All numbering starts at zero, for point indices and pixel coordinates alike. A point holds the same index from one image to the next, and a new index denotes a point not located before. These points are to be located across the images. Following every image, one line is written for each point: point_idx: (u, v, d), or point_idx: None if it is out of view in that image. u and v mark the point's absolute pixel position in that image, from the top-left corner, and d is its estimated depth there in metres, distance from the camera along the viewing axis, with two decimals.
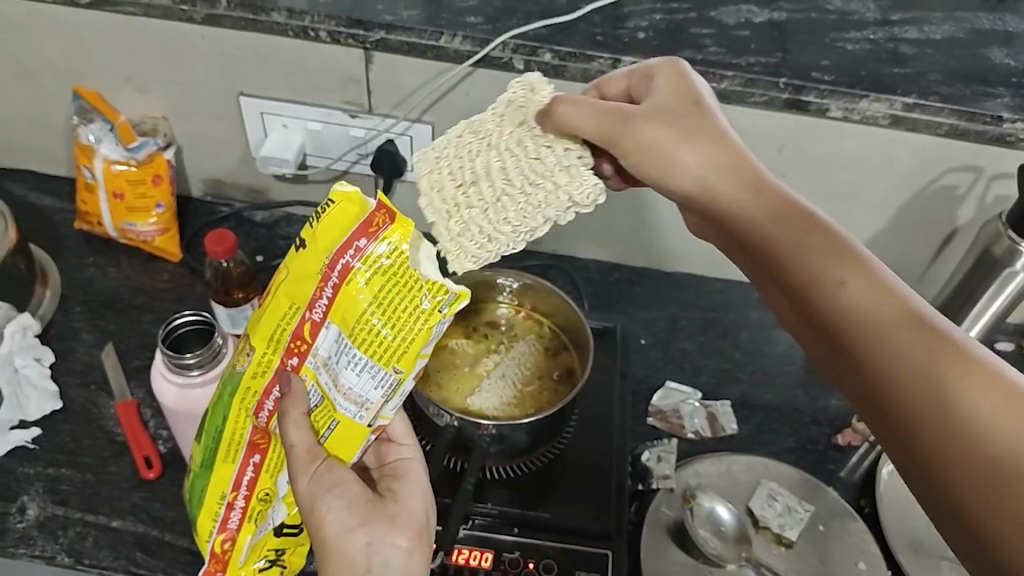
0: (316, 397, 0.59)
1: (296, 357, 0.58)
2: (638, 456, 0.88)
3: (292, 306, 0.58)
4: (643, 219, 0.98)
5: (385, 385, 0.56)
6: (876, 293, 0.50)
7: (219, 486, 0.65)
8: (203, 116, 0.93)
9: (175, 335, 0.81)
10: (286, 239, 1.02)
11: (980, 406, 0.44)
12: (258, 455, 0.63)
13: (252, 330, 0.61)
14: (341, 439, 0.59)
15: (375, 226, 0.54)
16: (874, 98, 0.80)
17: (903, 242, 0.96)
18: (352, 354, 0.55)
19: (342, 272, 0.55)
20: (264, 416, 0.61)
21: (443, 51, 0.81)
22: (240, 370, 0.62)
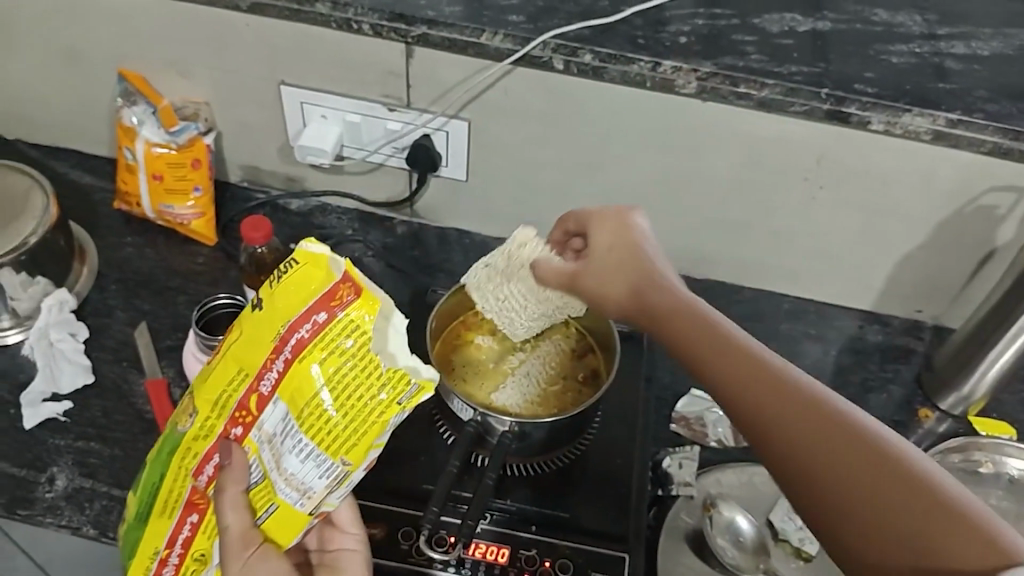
0: (257, 474, 0.59)
1: (241, 428, 0.59)
2: (659, 461, 0.88)
3: (242, 372, 0.58)
4: (676, 226, 0.98)
5: (331, 475, 0.55)
6: (823, 422, 0.50)
7: (152, 543, 0.64)
8: (244, 104, 0.94)
9: (212, 316, 0.84)
10: (320, 228, 1.03)
11: (944, 528, 0.44)
12: (196, 515, 0.62)
13: (197, 390, 0.62)
14: (279, 522, 0.59)
15: (337, 299, 0.54)
16: (917, 113, 0.79)
17: (940, 258, 0.94)
18: (298, 439, 0.55)
19: (297, 346, 0.55)
20: (202, 480, 0.61)
21: (484, 48, 0.82)
22: (180, 431, 0.62)
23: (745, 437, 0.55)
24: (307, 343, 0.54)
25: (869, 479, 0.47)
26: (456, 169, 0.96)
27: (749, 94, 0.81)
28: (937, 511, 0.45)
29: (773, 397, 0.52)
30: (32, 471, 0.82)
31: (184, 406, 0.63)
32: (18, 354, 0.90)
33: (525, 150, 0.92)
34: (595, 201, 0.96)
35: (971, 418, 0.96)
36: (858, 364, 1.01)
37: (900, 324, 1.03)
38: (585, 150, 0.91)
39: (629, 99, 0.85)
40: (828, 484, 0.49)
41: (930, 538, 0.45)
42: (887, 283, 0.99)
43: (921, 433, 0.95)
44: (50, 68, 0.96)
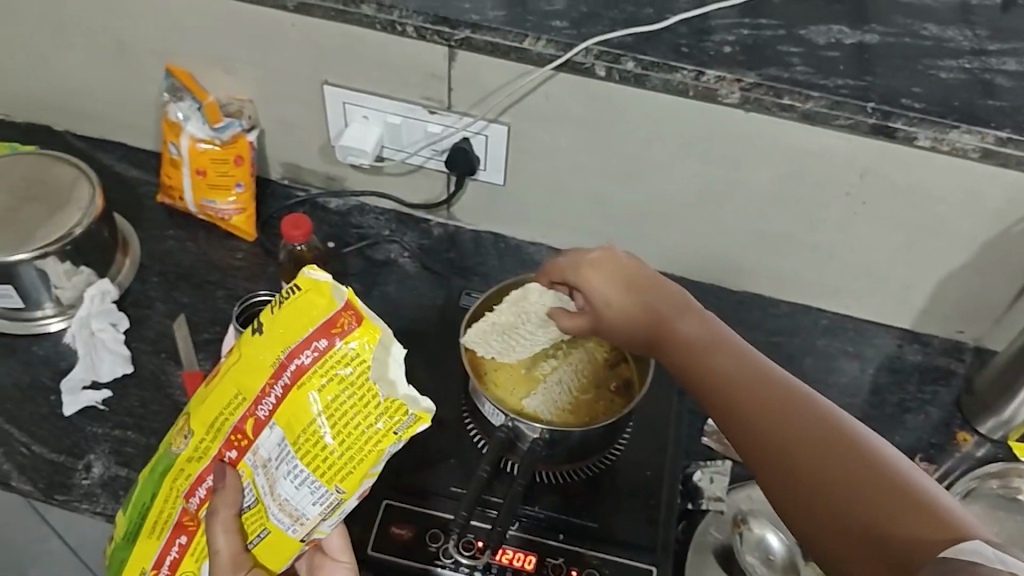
0: (250, 498, 0.58)
1: (235, 451, 0.59)
2: (689, 474, 0.88)
3: (237, 397, 0.58)
4: (715, 237, 0.97)
5: (324, 502, 0.54)
6: (811, 420, 0.56)
7: (140, 563, 0.64)
8: (288, 102, 0.95)
9: (252, 310, 0.85)
10: (358, 228, 1.03)
11: (908, 506, 0.48)
12: (185, 536, 0.62)
13: (193, 411, 0.62)
14: (271, 546, 0.59)
15: (338, 327, 0.53)
16: (965, 130, 0.78)
17: (985, 279, 0.92)
18: (292, 465, 0.55)
19: (296, 372, 0.54)
20: (194, 501, 0.61)
21: (527, 53, 0.81)
22: (176, 452, 0.63)
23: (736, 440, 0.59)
24: (306, 369, 0.54)
25: (846, 464, 0.52)
26: (494, 173, 0.96)
27: (793, 106, 0.80)
28: (904, 494, 0.49)
29: (772, 402, 0.58)
30: (70, 458, 0.84)
31: (179, 426, 0.64)
32: (60, 342, 0.92)
33: (564, 156, 0.92)
34: (633, 209, 0.96)
35: (1011, 443, 0.94)
36: (896, 384, 0.99)
37: (941, 344, 1.01)
38: (625, 157, 0.90)
39: (671, 107, 0.84)
40: (810, 472, 0.53)
41: (898, 515, 0.48)
42: (929, 302, 0.97)
43: (959, 456, 0.93)
44: (99, 63, 0.98)
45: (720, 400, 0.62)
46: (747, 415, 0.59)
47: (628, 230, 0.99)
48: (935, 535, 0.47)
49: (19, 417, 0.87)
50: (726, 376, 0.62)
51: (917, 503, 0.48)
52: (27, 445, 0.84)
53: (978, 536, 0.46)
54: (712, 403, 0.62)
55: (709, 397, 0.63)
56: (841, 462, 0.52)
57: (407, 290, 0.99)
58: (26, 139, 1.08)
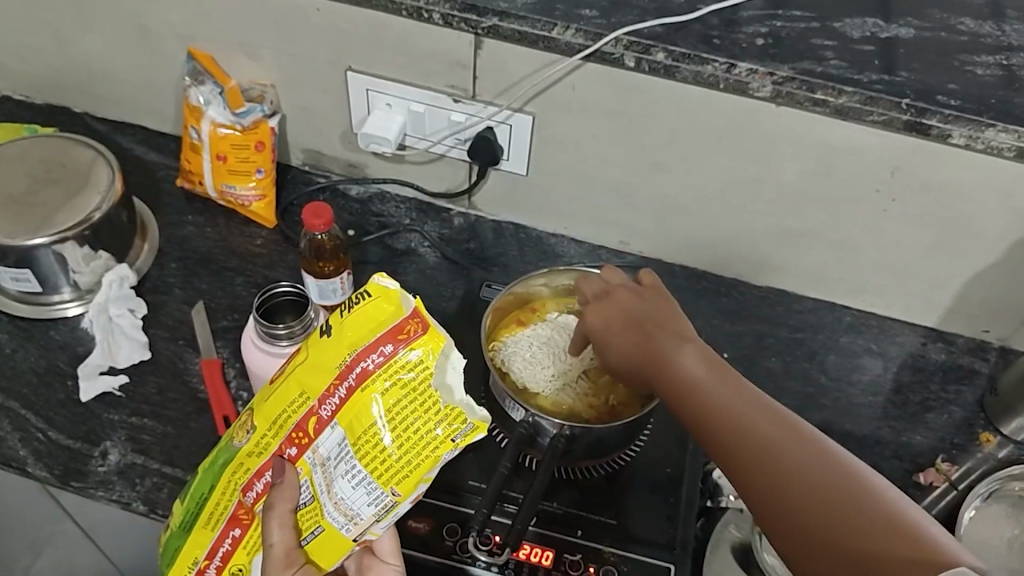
0: (307, 495, 0.58)
1: (295, 448, 0.58)
2: (709, 472, 0.87)
3: (302, 395, 0.58)
4: (739, 232, 0.96)
5: (379, 503, 0.55)
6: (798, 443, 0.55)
7: (195, 552, 0.64)
8: (310, 88, 0.94)
9: (273, 303, 0.81)
10: (378, 216, 1.02)
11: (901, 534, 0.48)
12: (238, 529, 0.62)
13: (258, 406, 0.62)
14: (322, 545, 0.58)
15: (405, 334, 0.53)
16: (1001, 128, 0.76)
17: (1013, 279, 0.91)
18: (351, 465, 0.55)
19: (360, 375, 0.54)
20: (250, 495, 0.61)
21: (555, 42, 0.80)
22: (237, 445, 0.63)
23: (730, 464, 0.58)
24: (371, 373, 0.54)
25: (843, 491, 0.51)
26: (517, 163, 0.94)
27: (826, 100, 0.78)
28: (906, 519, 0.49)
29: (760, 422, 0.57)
30: (86, 445, 0.83)
31: (242, 421, 0.64)
32: (78, 327, 0.92)
33: (589, 147, 0.91)
34: (656, 202, 0.95)
35: None
36: (919, 382, 0.97)
37: (965, 343, 1.00)
38: (650, 148, 0.89)
39: (700, 99, 0.83)
40: (802, 495, 0.52)
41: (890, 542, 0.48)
42: (955, 302, 0.96)
43: (980, 457, 0.92)
44: (121, 45, 0.97)
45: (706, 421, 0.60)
46: (734, 440, 0.57)
47: (652, 223, 0.97)
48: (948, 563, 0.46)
49: (36, 402, 0.86)
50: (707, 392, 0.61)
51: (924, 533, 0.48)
52: (44, 431, 0.84)
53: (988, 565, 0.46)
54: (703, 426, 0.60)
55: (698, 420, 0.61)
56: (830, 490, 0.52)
57: (426, 280, 0.98)
58: (44, 121, 1.07)
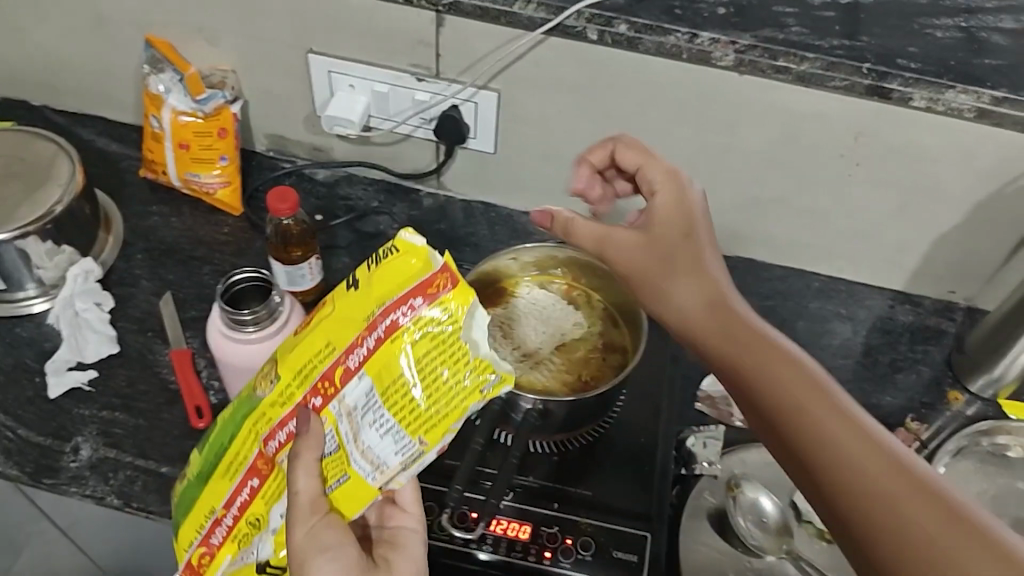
0: (332, 444, 0.57)
1: (320, 398, 0.58)
2: (683, 440, 0.87)
3: (330, 346, 0.58)
4: (708, 203, 0.96)
5: (407, 453, 0.55)
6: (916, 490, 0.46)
7: (212, 502, 0.65)
8: (271, 72, 0.92)
9: (235, 291, 0.78)
10: (346, 199, 1.02)
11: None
12: (257, 479, 0.62)
13: (282, 357, 0.61)
14: (348, 494, 0.58)
15: (434, 288, 0.53)
16: (961, 90, 0.77)
17: (977, 239, 0.92)
18: (379, 415, 0.55)
19: (389, 328, 0.54)
20: (273, 445, 0.60)
21: (516, 17, 0.80)
22: (259, 395, 0.62)
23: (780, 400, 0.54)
24: (400, 326, 0.54)
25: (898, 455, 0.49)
26: (484, 141, 0.94)
27: (788, 67, 0.79)
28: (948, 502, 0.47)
29: (873, 465, 0.48)
30: (57, 441, 0.82)
31: (265, 371, 0.63)
32: (44, 323, 0.91)
33: (555, 122, 0.90)
34: None
35: (1001, 402, 0.95)
36: (888, 344, 0.99)
37: (932, 305, 1.02)
38: (617, 122, 0.89)
39: (665, 71, 0.83)
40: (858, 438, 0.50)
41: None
42: (921, 264, 0.98)
43: (949, 415, 0.94)
44: (77, 35, 0.95)
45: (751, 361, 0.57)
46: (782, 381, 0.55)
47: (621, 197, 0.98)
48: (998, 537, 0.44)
49: (4, 400, 0.85)
50: (785, 396, 0.53)
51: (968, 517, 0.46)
52: (14, 429, 0.83)
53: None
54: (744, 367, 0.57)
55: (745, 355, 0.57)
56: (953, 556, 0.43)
57: None
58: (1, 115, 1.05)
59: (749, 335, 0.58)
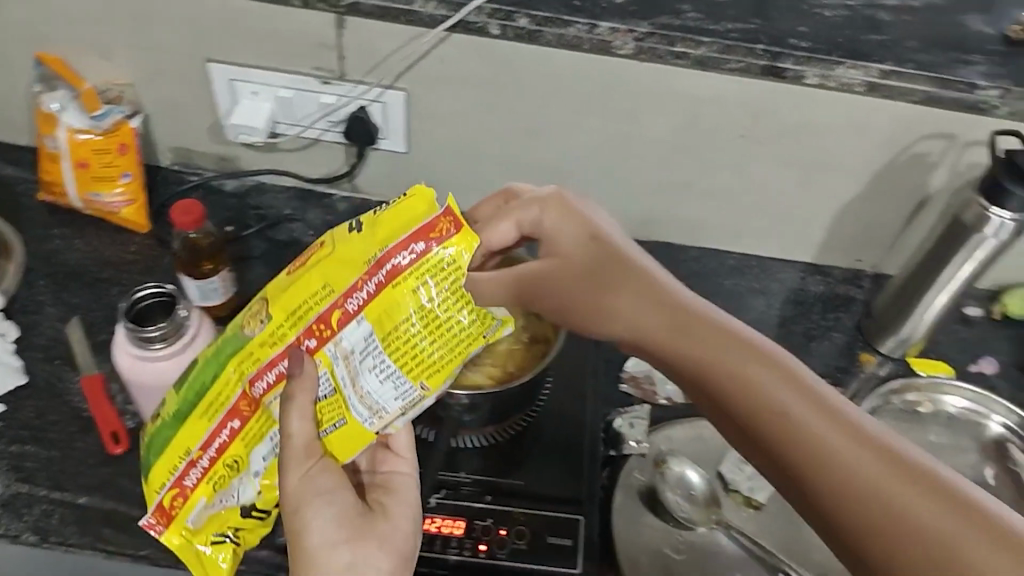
0: (327, 388, 0.62)
1: (314, 341, 0.62)
2: (611, 421, 0.90)
3: (326, 287, 0.62)
4: (620, 190, 0.98)
5: (406, 397, 0.62)
6: (906, 471, 0.50)
7: (187, 443, 0.67)
8: (170, 83, 0.90)
9: (141, 308, 0.72)
10: (257, 208, 1.00)
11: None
12: (237, 422, 0.65)
13: (273, 297, 0.64)
14: (341, 439, 0.63)
15: (438, 232, 0.60)
16: (850, 65, 0.81)
17: (877, 208, 0.96)
18: (379, 360, 0.61)
19: (391, 271, 0.60)
20: (259, 387, 0.63)
21: (417, 15, 0.80)
22: (246, 335, 0.65)
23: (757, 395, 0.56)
24: (403, 270, 0.60)
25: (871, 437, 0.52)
26: (395, 141, 0.93)
27: (686, 53, 0.81)
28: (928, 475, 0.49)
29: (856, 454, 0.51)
30: None
31: (252, 311, 0.65)
32: None
33: (465, 119, 0.91)
34: (539, 168, 0.95)
35: (909, 359, 1.00)
36: (801, 315, 1.03)
37: (841, 274, 1.05)
38: (527, 115, 0.90)
39: (569, 63, 0.84)
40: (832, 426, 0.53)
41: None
42: (826, 236, 1.01)
43: (861, 377, 0.98)
44: None
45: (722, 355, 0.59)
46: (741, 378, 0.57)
47: None
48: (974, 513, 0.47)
49: None
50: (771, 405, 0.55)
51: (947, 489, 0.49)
52: None
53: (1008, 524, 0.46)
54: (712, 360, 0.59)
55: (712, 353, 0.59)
56: (956, 531, 0.47)
57: None
58: None
59: (713, 335, 0.60)
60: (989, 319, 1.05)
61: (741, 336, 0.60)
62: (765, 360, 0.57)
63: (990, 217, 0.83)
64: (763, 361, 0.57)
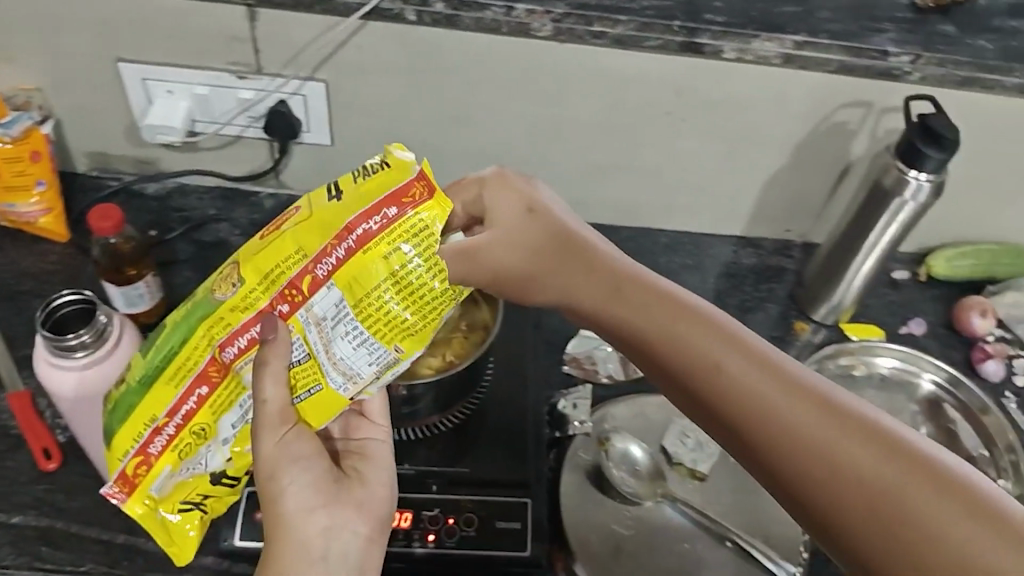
0: (300, 353, 0.59)
1: (287, 306, 0.58)
2: (555, 404, 0.90)
3: (298, 251, 0.58)
4: (550, 173, 0.98)
5: (380, 361, 0.60)
6: (857, 430, 0.51)
7: (150, 410, 0.62)
8: (80, 85, 0.88)
9: (58, 316, 0.70)
10: (181, 211, 0.98)
11: (1001, 536, 0.45)
12: (205, 388, 0.61)
13: (245, 257, 0.60)
14: (314, 405, 0.61)
15: (411, 197, 0.57)
16: (765, 38, 0.82)
17: (801, 178, 0.98)
18: (352, 325, 0.58)
19: (361, 237, 0.56)
20: (230, 352, 0.60)
21: (331, 4, 0.79)
22: (216, 298, 0.60)
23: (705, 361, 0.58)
24: (373, 236, 0.56)
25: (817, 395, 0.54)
26: (319, 134, 0.92)
27: (604, 32, 0.81)
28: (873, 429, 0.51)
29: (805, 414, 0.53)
30: None
31: (222, 270, 0.61)
32: None
33: (388, 109, 0.90)
34: (467, 154, 0.95)
35: (842, 325, 1.02)
36: (734, 288, 1.04)
37: (772, 245, 1.07)
38: (451, 102, 0.89)
39: (489, 47, 0.83)
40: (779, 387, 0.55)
41: (994, 556, 0.45)
42: (755, 209, 1.03)
43: (797, 345, 1.00)
44: None
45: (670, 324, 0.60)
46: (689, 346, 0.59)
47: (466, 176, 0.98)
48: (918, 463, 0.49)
49: None
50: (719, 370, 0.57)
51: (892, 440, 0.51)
52: None
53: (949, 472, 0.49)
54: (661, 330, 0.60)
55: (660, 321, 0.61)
56: (901, 483, 0.49)
57: None
58: None
59: (665, 311, 0.61)
60: (916, 281, 1.07)
61: (693, 310, 0.60)
62: (717, 334, 0.58)
63: (908, 180, 0.85)
64: (716, 335, 0.58)
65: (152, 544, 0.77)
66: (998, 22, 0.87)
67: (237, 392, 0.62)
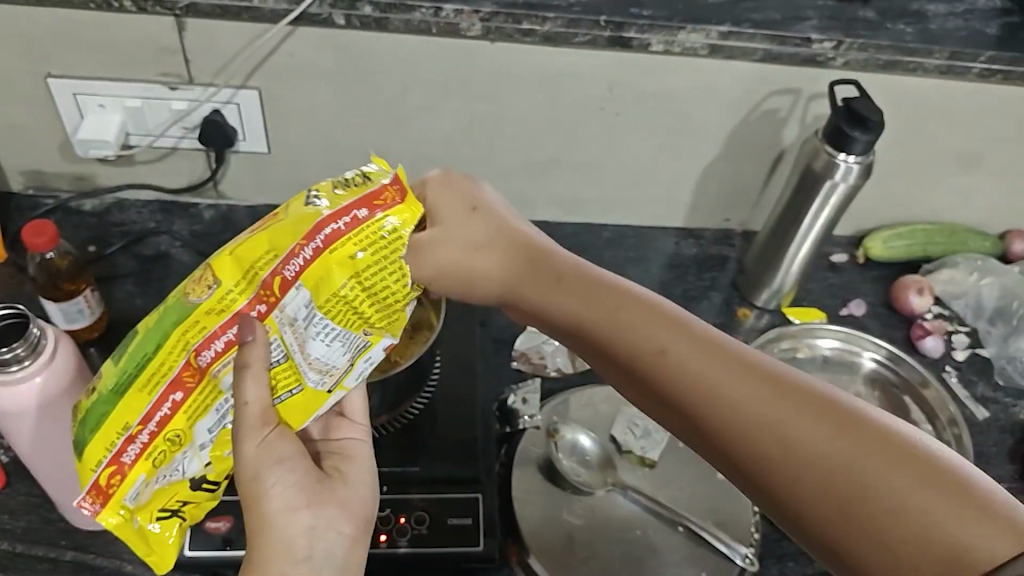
0: (280, 354, 0.59)
1: (264, 306, 0.58)
2: (504, 400, 0.91)
3: (268, 251, 0.57)
4: (490, 171, 0.99)
5: (352, 347, 0.62)
6: (816, 409, 0.52)
7: (124, 418, 0.59)
8: (12, 103, 0.87)
9: None
10: (120, 226, 0.97)
11: (959, 504, 0.46)
12: (180, 393, 0.59)
13: (220, 257, 0.58)
14: (295, 404, 0.62)
15: (382, 201, 0.58)
16: (690, 30, 0.83)
17: (736, 167, 1.00)
18: (323, 323, 0.59)
19: (330, 236, 0.57)
20: (207, 356, 0.58)
21: (259, 11, 0.79)
22: (192, 302, 0.57)
23: (656, 352, 0.59)
24: (343, 235, 0.57)
25: (768, 376, 0.55)
26: (255, 142, 0.92)
27: (533, 29, 0.82)
28: (825, 403, 0.53)
29: (757, 396, 0.54)
30: None
31: (197, 275, 0.58)
32: None
33: (324, 113, 0.90)
34: (406, 156, 0.96)
35: (784, 310, 1.04)
36: (677, 278, 1.06)
37: (712, 235, 1.09)
38: (386, 105, 0.90)
39: (419, 48, 0.84)
40: (730, 371, 0.56)
41: (956, 524, 0.46)
42: (694, 198, 1.04)
43: (740, 331, 1.02)
44: None
45: (623, 317, 0.61)
46: (641, 336, 0.60)
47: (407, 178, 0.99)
48: (870, 433, 0.50)
49: None
50: (671, 359, 0.58)
51: (842, 413, 0.52)
52: None
53: (900, 439, 0.50)
54: (615, 322, 0.61)
55: (615, 313, 0.62)
56: (852, 457, 0.50)
57: None
58: None
59: (616, 302, 0.62)
60: (853, 264, 1.10)
61: (644, 301, 0.62)
62: (671, 324, 0.59)
63: (838, 162, 0.86)
64: (671, 325, 0.59)
65: (101, 560, 0.77)
66: (916, 6, 0.90)
67: (212, 395, 0.60)
